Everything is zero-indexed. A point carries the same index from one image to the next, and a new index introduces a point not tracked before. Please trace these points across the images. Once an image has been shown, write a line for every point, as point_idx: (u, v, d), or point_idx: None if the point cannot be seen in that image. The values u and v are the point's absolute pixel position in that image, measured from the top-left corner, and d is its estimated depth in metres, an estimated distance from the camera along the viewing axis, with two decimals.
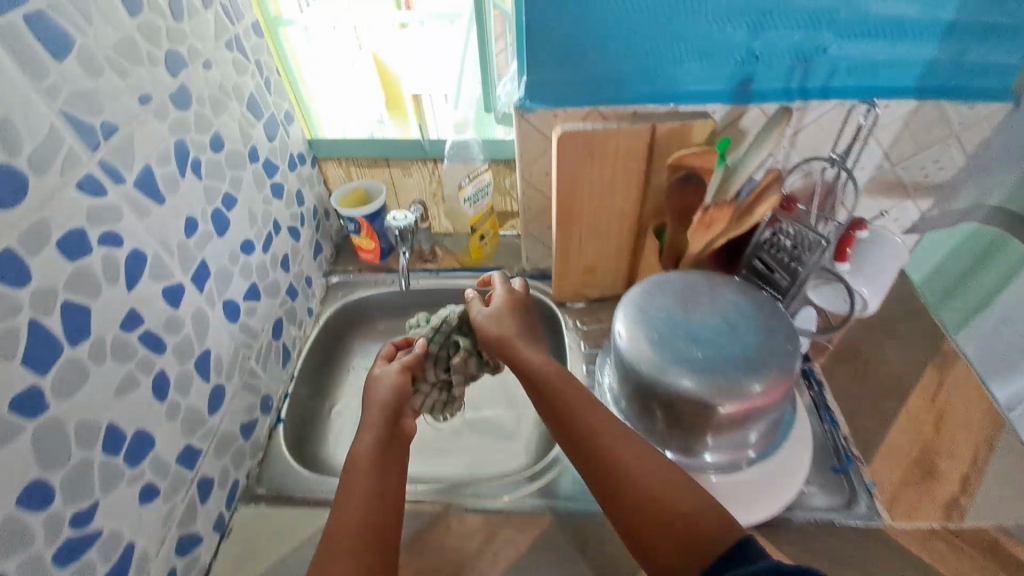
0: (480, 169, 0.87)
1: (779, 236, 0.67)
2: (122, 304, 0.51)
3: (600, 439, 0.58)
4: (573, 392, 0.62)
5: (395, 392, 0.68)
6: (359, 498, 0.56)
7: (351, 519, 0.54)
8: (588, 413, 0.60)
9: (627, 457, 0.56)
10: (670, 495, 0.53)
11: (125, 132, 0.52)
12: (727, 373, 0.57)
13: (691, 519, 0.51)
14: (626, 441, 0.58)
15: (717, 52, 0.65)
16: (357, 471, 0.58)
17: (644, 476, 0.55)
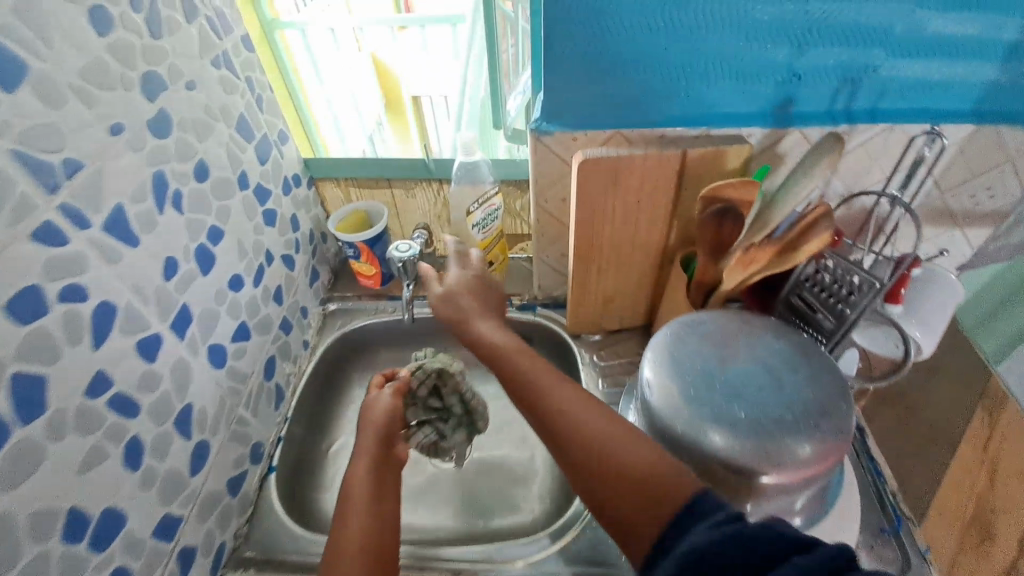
0: (490, 193, 0.79)
1: (821, 271, 0.61)
2: (86, 369, 0.45)
3: (551, 398, 0.53)
4: (526, 359, 0.58)
5: (388, 410, 0.64)
6: (359, 511, 0.52)
7: (354, 538, 0.50)
8: (540, 376, 0.56)
9: (582, 415, 0.51)
10: (626, 447, 0.47)
11: (94, 166, 0.45)
12: (772, 435, 0.51)
13: (652, 469, 0.44)
14: (579, 398, 0.53)
15: (756, 72, 0.58)
16: (356, 493, 0.54)
17: (599, 433, 0.49)
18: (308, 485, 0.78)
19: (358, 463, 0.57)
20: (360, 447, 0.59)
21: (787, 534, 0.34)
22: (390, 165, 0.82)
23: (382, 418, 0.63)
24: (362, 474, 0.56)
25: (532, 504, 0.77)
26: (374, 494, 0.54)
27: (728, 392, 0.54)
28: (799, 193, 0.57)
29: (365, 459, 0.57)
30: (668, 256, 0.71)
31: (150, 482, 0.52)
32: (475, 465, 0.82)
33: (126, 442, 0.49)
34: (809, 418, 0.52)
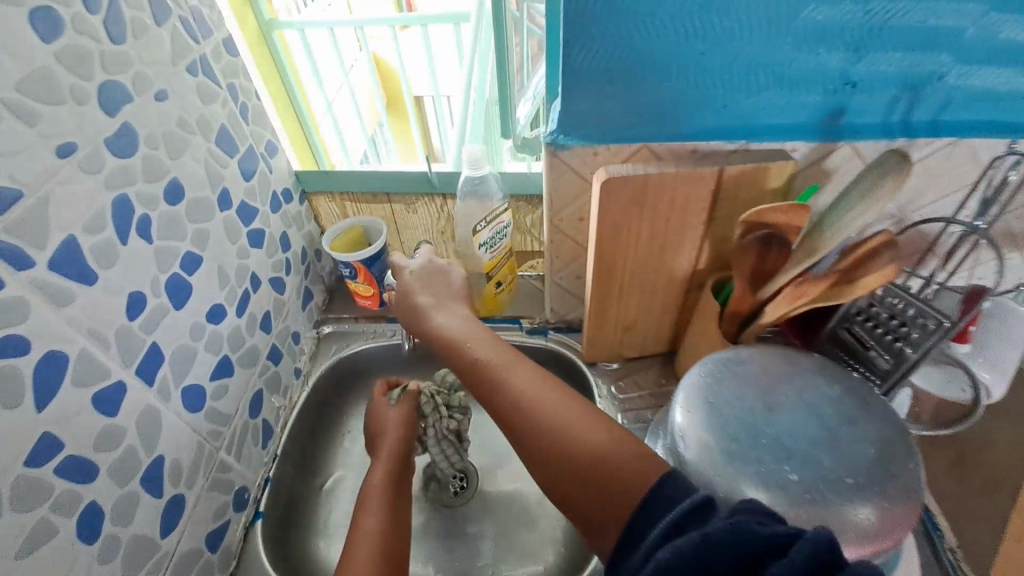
0: (499, 210, 0.71)
1: (874, 303, 0.55)
2: (29, 432, 0.39)
3: (503, 386, 0.51)
4: (479, 345, 0.55)
5: (399, 419, 0.66)
6: (376, 510, 0.56)
7: (366, 534, 0.53)
8: (489, 364, 0.53)
9: (536, 403, 0.48)
10: (581, 434, 0.45)
11: (35, 196, 0.39)
12: (829, 503, 0.44)
13: (607, 459, 0.43)
14: (532, 383, 0.50)
15: (804, 79, 0.52)
16: (376, 492, 0.58)
17: (554, 421, 0.47)
18: (298, 529, 0.70)
19: (376, 470, 0.61)
20: (378, 454, 0.63)
21: (755, 540, 0.30)
22: (389, 178, 0.75)
23: (394, 425, 0.65)
24: (380, 479, 0.60)
25: (545, 551, 0.70)
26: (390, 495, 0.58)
27: (777, 450, 0.46)
28: (851, 219, 0.49)
29: (383, 465, 0.61)
30: (697, 280, 0.64)
31: (111, 552, 0.46)
32: (483, 504, 0.74)
33: (81, 510, 0.43)
34: (872, 480, 0.45)
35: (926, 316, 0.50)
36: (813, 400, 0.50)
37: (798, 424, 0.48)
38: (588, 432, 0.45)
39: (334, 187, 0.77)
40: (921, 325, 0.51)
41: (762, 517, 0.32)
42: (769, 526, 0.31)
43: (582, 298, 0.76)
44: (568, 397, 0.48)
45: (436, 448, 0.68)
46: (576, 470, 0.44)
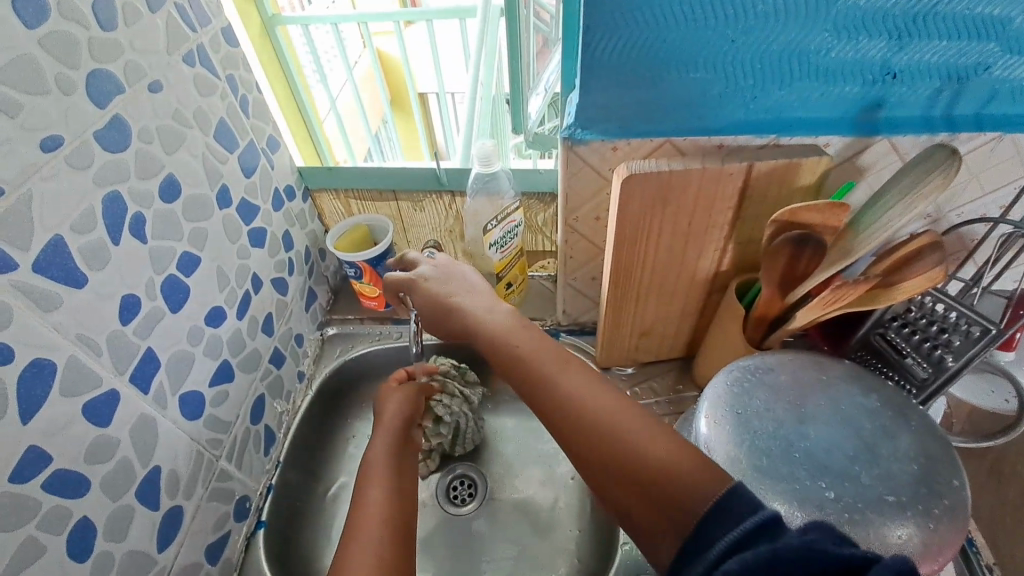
0: (510, 209, 0.68)
1: (912, 307, 0.53)
2: (13, 446, 0.36)
3: (552, 387, 0.47)
4: (525, 341, 0.51)
5: (403, 400, 0.61)
6: (378, 484, 0.51)
7: (372, 513, 0.48)
8: (538, 362, 0.49)
9: (591, 406, 0.44)
10: (640, 438, 0.41)
11: (17, 193, 0.36)
12: (871, 523, 0.40)
13: (669, 465, 0.38)
14: (586, 384, 0.46)
15: (841, 71, 0.49)
16: (377, 466, 0.53)
17: (609, 425, 0.43)
18: (300, 538, 0.67)
19: (377, 442, 0.56)
20: (379, 426, 0.58)
21: (828, 559, 0.27)
22: (395, 175, 0.72)
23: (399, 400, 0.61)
24: (381, 451, 0.55)
25: (557, 564, 0.67)
26: (394, 471, 0.53)
27: (812, 465, 0.43)
28: (887, 221, 0.46)
29: (384, 437, 0.57)
30: (719, 283, 0.61)
31: (104, 571, 0.43)
32: (494, 513, 0.71)
33: (70, 528, 0.40)
34: (917, 500, 0.41)
35: (970, 320, 0.48)
36: (848, 410, 0.47)
37: (834, 437, 0.45)
38: (647, 435, 0.41)
39: (338, 184, 0.74)
40: (965, 330, 0.49)
41: (839, 538, 0.29)
42: (845, 547, 0.28)
43: (596, 299, 0.73)
44: (611, 394, 0.45)
45: (463, 425, 0.70)
46: (634, 475, 0.40)
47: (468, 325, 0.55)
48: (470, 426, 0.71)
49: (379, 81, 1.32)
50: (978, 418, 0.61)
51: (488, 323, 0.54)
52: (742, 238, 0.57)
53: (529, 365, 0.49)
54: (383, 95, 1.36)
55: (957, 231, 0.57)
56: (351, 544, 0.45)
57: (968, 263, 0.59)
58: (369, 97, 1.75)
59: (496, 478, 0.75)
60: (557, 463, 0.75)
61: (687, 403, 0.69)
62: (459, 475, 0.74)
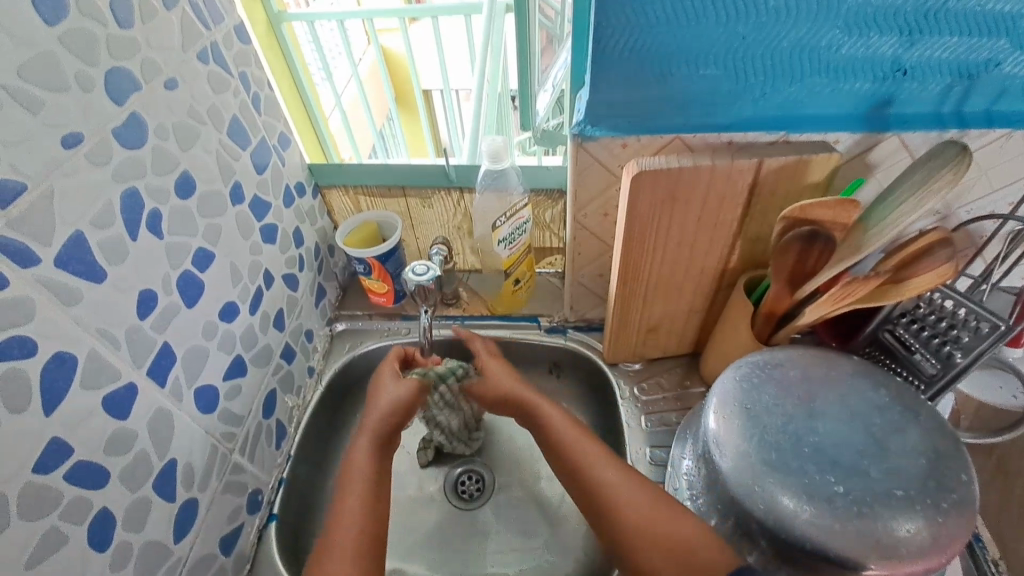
0: (519, 205, 0.68)
1: (921, 304, 0.52)
2: (36, 438, 0.37)
3: (585, 464, 0.53)
4: (564, 423, 0.57)
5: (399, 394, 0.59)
6: (356, 496, 0.50)
7: (348, 526, 0.48)
8: (576, 442, 0.55)
9: (617, 484, 0.51)
10: (663, 518, 0.48)
11: (39, 189, 0.37)
12: (880, 517, 0.41)
13: (683, 539, 0.46)
14: (613, 465, 0.53)
15: (852, 67, 0.49)
16: (358, 473, 0.52)
17: (634, 504, 0.49)
18: (311, 531, 0.68)
19: (359, 449, 0.54)
20: (362, 430, 0.56)
21: None
22: (404, 171, 0.72)
23: (389, 402, 0.58)
24: (363, 457, 0.53)
25: (566, 558, 0.68)
26: (372, 481, 0.52)
27: (821, 460, 0.44)
28: (899, 216, 0.46)
29: (365, 443, 0.55)
30: (727, 279, 0.62)
31: (123, 562, 0.44)
32: (501, 508, 0.72)
33: (91, 518, 0.41)
34: (926, 494, 0.41)
35: (980, 317, 0.48)
36: (857, 406, 0.47)
37: (843, 432, 0.45)
38: (671, 516, 0.48)
39: (347, 180, 0.75)
40: (975, 327, 0.48)
41: None
42: None
43: (603, 296, 0.73)
44: (638, 485, 0.51)
45: (462, 426, 0.70)
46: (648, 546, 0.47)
47: (521, 411, 0.61)
48: (472, 426, 0.72)
49: (384, 78, 1.31)
50: (985, 415, 0.62)
51: (540, 406, 0.59)
52: (750, 235, 0.57)
53: (569, 445, 0.55)
54: (389, 93, 1.36)
55: (967, 228, 0.58)
56: (327, 561, 0.45)
57: (977, 259, 0.59)
58: (374, 94, 1.74)
59: (504, 473, 0.75)
60: None
61: (695, 398, 0.70)
62: (466, 470, 0.75)
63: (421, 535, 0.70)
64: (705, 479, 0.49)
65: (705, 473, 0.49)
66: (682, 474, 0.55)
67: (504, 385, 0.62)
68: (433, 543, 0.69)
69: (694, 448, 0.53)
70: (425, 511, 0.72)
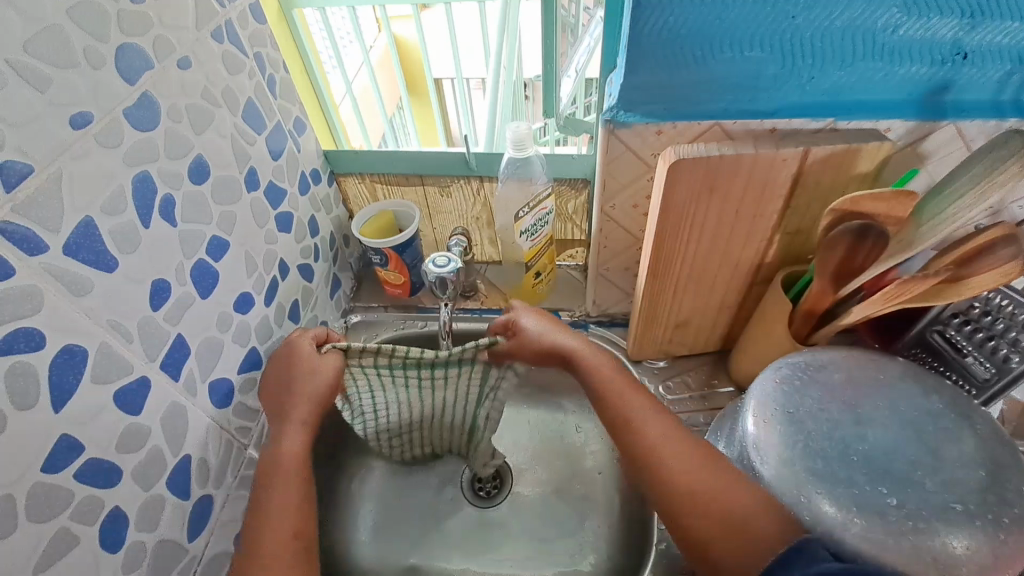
0: (542, 196, 0.66)
1: (976, 304, 0.49)
2: (44, 436, 0.35)
3: (641, 428, 0.49)
4: (621, 383, 0.53)
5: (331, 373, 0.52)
6: (287, 487, 0.48)
7: (278, 520, 0.46)
8: (632, 403, 0.51)
9: (675, 458, 0.46)
10: (728, 488, 0.43)
11: (46, 172, 0.35)
12: (936, 532, 0.38)
13: (747, 524, 0.41)
14: (673, 435, 0.48)
15: (909, 49, 0.45)
16: (287, 467, 0.49)
17: (692, 470, 0.45)
18: (327, 526, 0.65)
19: (290, 438, 0.51)
20: (290, 417, 0.52)
21: None
22: (422, 159, 0.69)
23: (307, 389, 0.52)
24: (292, 449, 0.50)
25: (588, 559, 0.65)
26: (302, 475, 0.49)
27: (870, 470, 0.41)
28: (956, 212, 0.43)
29: (297, 434, 0.51)
30: (763, 274, 0.59)
31: (136, 562, 0.42)
32: (519, 506, 0.70)
33: (102, 518, 0.39)
34: (986, 508, 0.39)
35: None
36: (909, 411, 0.44)
37: (893, 441, 0.42)
38: (735, 485, 0.43)
39: (363, 167, 0.72)
40: None
41: None
42: None
43: (627, 290, 0.70)
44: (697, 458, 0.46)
45: (407, 419, 0.60)
46: (705, 514, 0.43)
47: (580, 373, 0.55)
48: (420, 425, 0.62)
49: (396, 66, 1.23)
50: None
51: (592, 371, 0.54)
52: (790, 228, 0.54)
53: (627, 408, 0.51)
54: (400, 84, 1.27)
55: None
56: (253, 559, 0.43)
57: None
58: (386, 82, 1.70)
59: (523, 471, 0.73)
60: (584, 456, 0.72)
61: (723, 397, 0.67)
62: (483, 467, 0.73)
63: (438, 533, 0.68)
64: None
65: None
66: None
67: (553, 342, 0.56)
68: (451, 540, 0.68)
69: (729, 452, 0.51)
70: (442, 508, 0.70)
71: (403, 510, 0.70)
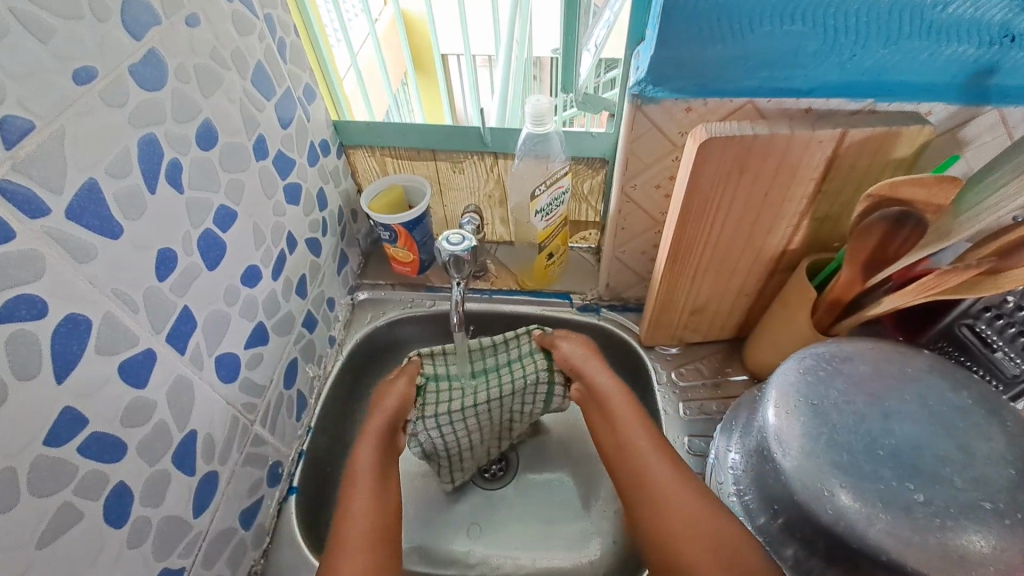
0: (559, 174, 0.63)
1: (1010, 299, 0.47)
2: (48, 407, 0.33)
3: (641, 459, 0.49)
4: (628, 407, 0.53)
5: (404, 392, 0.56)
6: (365, 491, 0.48)
7: (361, 519, 0.45)
8: (633, 429, 0.51)
9: (672, 492, 0.46)
10: (709, 524, 0.43)
11: (49, 129, 0.33)
12: (964, 529, 0.37)
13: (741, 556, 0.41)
14: (670, 469, 0.48)
15: (956, 29, 0.43)
16: (362, 470, 0.49)
17: (677, 503, 0.45)
18: (331, 505, 0.65)
19: (363, 449, 0.51)
20: (366, 430, 0.53)
21: None
22: (435, 132, 0.67)
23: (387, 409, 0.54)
24: (365, 458, 0.50)
25: (594, 544, 0.65)
26: (380, 482, 0.49)
27: (897, 465, 0.40)
28: (1001, 200, 0.40)
29: (371, 444, 0.51)
30: (785, 262, 0.57)
31: (142, 538, 0.41)
32: (525, 490, 0.69)
33: (107, 493, 0.38)
34: (1016, 507, 0.37)
35: None
36: (937, 405, 0.43)
37: (922, 436, 0.41)
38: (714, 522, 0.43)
39: (374, 139, 0.70)
40: None
41: None
42: None
43: (642, 274, 0.69)
44: (692, 493, 0.46)
45: (474, 441, 0.63)
46: (686, 550, 0.43)
47: (593, 392, 0.56)
48: (480, 438, 0.63)
49: (403, 42, 1.16)
50: None
51: (605, 391, 0.55)
52: (818, 214, 0.52)
53: (628, 436, 0.51)
54: (407, 63, 1.21)
55: None
56: (339, 555, 0.43)
57: None
58: None
59: (529, 455, 0.72)
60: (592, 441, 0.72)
61: (737, 386, 0.66)
62: None
63: (442, 513, 0.68)
64: (760, 476, 0.46)
65: (761, 470, 0.46)
66: (728, 468, 0.52)
67: (586, 369, 0.57)
68: (456, 522, 0.67)
69: (745, 441, 0.50)
70: (448, 490, 0.70)
71: (406, 489, 0.69)
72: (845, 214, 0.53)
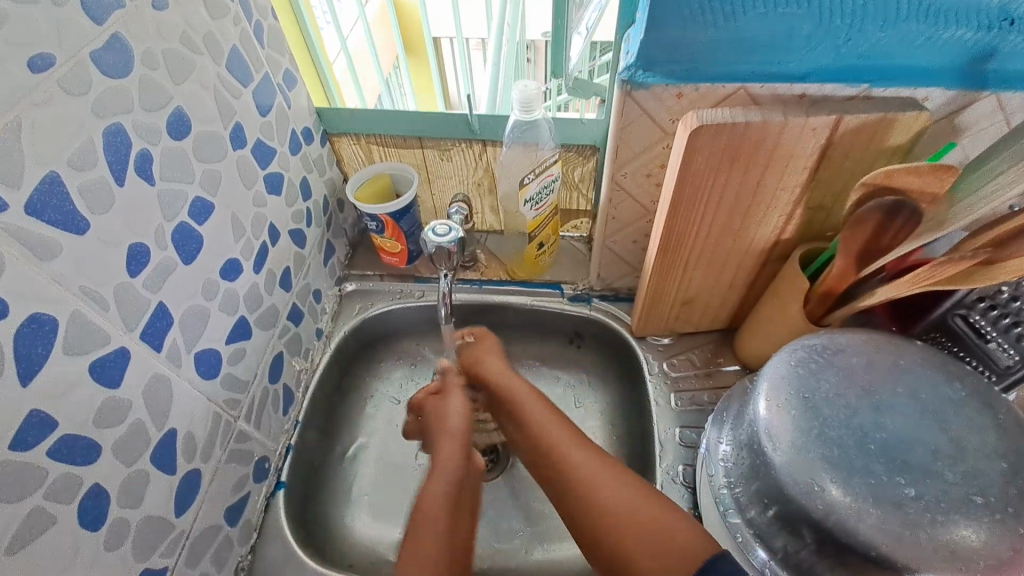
0: (548, 162, 0.62)
1: (1005, 290, 0.46)
2: (16, 410, 0.32)
3: (566, 458, 0.48)
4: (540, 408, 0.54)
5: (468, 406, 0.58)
6: (438, 527, 0.44)
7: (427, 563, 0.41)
8: (553, 427, 0.51)
9: (603, 488, 0.45)
10: (666, 516, 0.41)
11: (3, 119, 0.31)
12: (952, 523, 0.37)
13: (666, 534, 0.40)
14: (591, 457, 0.48)
15: (956, 10, 0.41)
16: (433, 509, 0.46)
17: (618, 493, 0.44)
18: (320, 499, 0.64)
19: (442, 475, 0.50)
20: (441, 457, 0.52)
21: None
22: (422, 118, 0.65)
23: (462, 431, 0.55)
24: (439, 496, 0.47)
25: None
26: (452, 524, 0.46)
27: (888, 460, 0.40)
28: (997, 188, 0.39)
29: (445, 479, 0.50)
30: (778, 251, 0.56)
31: (121, 539, 0.41)
32: (517, 481, 0.69)
33: (82, 495, 0.37)
34: (1007, 501, 0.37)
35: None
36: (928, 398, 0.42)
37: (913, 429, 0.41)
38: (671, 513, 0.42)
39: (359, 126, 0.67)
40: None
41: None
42: None
43: (634, 264, 0.68)
44: (620, 487, 0.44)
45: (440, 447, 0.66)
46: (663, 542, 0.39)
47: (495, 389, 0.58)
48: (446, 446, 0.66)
49: (392, 23, 1.10)
50: None
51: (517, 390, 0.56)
52: (810, 203, 0.51)
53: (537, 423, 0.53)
54: (397, 48, 1.17)
55: None
56: None
57: None
58: None
59: None
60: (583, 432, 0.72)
61: (729, 377, 0.65)
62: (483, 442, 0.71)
63: None
64: (751, 469, 0.46)
65: (752, 463, 0.45)
66: (719, 461, 0.51)
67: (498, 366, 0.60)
68: None
69: (736, 434, 0.49)
70: None
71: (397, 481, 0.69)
72: (839, 203, 0.52)
